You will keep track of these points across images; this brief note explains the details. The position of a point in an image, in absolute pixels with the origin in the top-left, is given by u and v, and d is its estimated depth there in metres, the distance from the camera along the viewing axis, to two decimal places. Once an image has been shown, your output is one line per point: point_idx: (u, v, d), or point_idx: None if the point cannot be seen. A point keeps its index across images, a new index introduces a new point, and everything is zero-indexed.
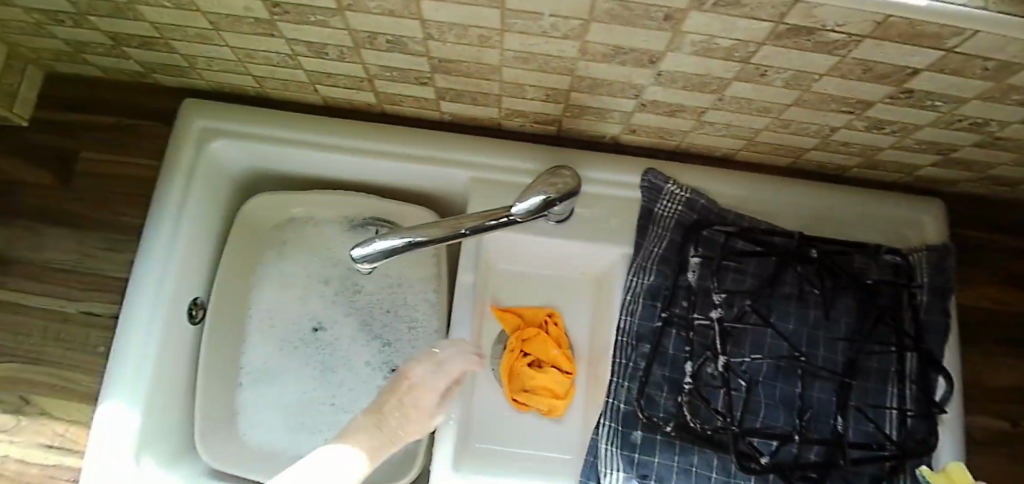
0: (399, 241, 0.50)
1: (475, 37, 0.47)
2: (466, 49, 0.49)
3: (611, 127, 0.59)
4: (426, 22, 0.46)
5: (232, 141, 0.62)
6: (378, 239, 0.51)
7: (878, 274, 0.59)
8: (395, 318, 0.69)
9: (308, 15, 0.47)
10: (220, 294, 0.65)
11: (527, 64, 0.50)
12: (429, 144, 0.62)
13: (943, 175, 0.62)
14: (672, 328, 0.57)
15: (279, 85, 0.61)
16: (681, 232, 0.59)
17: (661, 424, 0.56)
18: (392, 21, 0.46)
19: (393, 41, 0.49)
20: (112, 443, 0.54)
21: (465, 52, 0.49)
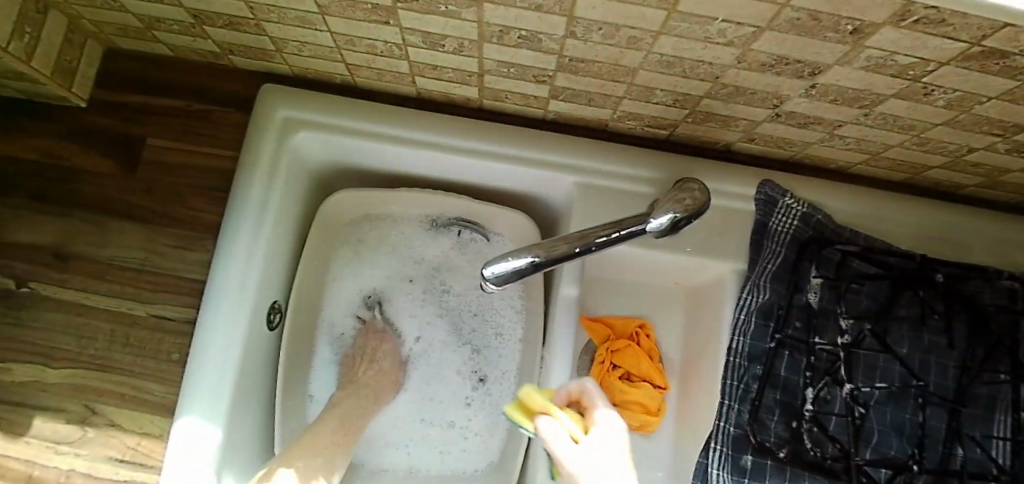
0: (526, 259, 0.45)
1: (625, 38, 0.42)
2: (607, 50, 0.44)
3: (730, 135, 0.56)
4: (574, 20, 0.41)
5: (316, 133, 0.57)
6: (501, 257, 0.45)
7: (994, 297, 0.55)
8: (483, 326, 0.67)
9: (438, 4, 0.42)
10: (299, 297, 0.61)
11: (670, 68, 0.46)
12: (531, 144, 0.57)
13: None
14: (786, 350, 0.55)
15: (374, 74, 0.56)
16: (798, 250, 0.56)
17: (774, 449, 0.54)
18: (534, 16, 0.41)
19: (526, 37, 0.44)
20: (185, 459, 0.49)
21: (604, 53, 0.45)
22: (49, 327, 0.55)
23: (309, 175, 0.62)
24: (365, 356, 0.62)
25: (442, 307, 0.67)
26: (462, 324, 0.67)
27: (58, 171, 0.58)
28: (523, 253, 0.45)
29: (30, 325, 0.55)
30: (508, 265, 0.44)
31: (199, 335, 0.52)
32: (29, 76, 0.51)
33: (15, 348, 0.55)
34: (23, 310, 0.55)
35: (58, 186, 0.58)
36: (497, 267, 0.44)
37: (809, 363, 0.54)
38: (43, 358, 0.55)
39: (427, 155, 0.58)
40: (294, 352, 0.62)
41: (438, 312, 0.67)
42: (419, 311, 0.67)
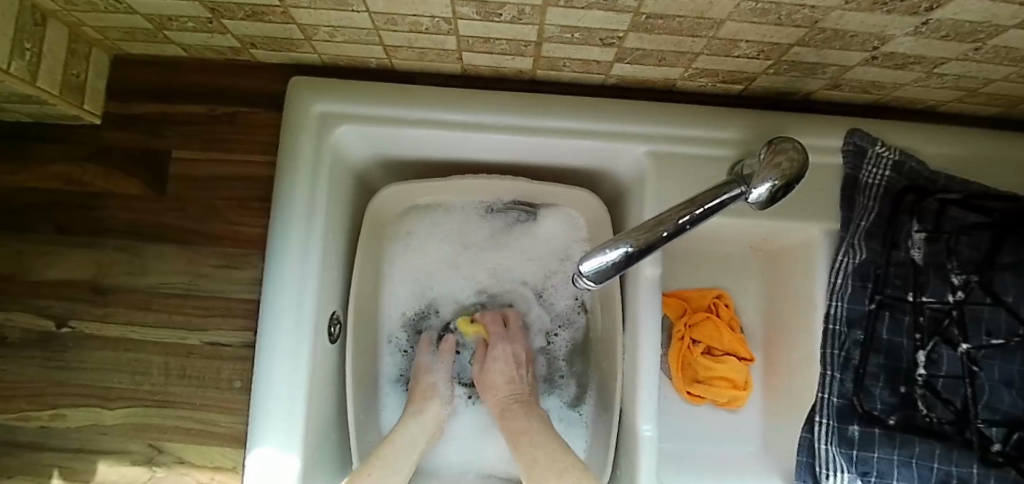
0: (620, 252, 0.38)
1: None
2: (693, 2, 0.38)
3: (812, 83, 0.51)
4: None
5: (358, 127, 0.52)
6: (590, 253, 0.38)
7: None
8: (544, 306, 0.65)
9: None
10: (358, 305, 0.57)
11: (761, 17, 0.39)
12: (595, 114, 0.52)
13: None
14: (886, 311, 0.51)
15: (415, 54, 0.50)
16: (893, 202, 0.52)
17: (883, 417, 0.51)
18: None
19: None
20: None
21: (688, 7, 0.38)
22: (96, 366, 0.52)
23: (351, 174, 0.57)
24: (422, 379, 0.59)
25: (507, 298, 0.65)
26: (530, 313, 0.66)
27: (80, 196, 0.54)
28: (618, 241, 0.38)
29: (76, 367, 0.52)
30: (606, 258, 0.37)
31: (262, 358, 0.49)
32: (38, 97, 0.46)
33: (67, 392, 0.52)
34: (68, 352, 0.53)
35: (84, 213, 0.54)
36: (596, 259, 0.38)
37: (914, 323, 0.51)
38: (98, 400, 0.52)
39: (482, 137, 0.53)
40: (359, 363, 0.58)
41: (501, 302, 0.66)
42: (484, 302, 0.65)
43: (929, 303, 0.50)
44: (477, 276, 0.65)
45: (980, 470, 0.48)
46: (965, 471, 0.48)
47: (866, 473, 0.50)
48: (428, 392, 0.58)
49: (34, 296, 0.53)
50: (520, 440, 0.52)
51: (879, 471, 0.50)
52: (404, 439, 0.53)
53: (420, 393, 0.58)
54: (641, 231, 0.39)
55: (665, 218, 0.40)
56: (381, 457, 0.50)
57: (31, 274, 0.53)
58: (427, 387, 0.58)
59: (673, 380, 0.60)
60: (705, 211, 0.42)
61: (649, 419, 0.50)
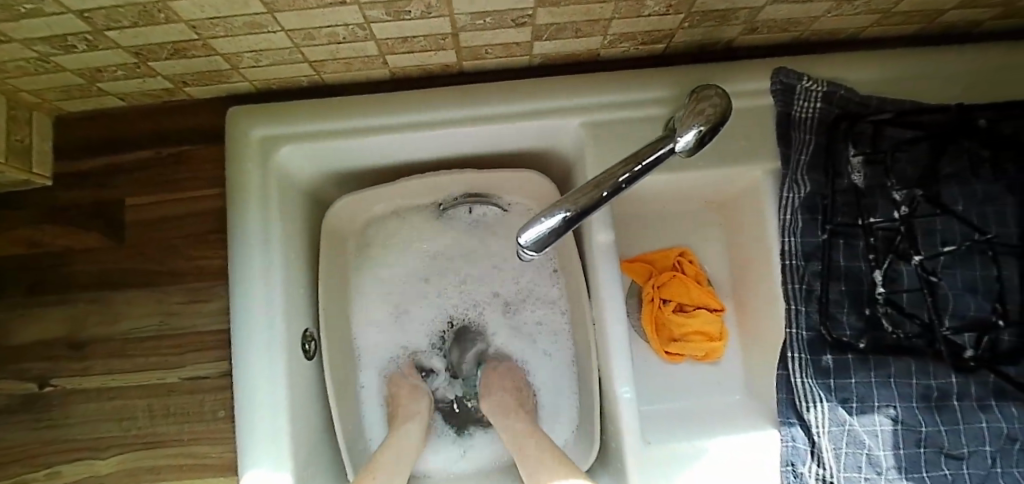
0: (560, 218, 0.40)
1: None
2: None
3: (730, 30, 0.52)
4: None
5: (300, 145, 0.53)
6: (533, 218, 0.40)
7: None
8: (514, 293, 0.65)
9: None
10: (327, 319, 0.58)
11: None
12: (525, 95, 0.53)
13: None
14: (840, 240, 0.52)
15: (342, 66, 0.51)
16: (829, 132, 0.53)
17: (852, 342, 0.51)
18: None
19: None
20: None
21: None
22: (84, 419, 0.53)
23: (302, 192, 0.58)
24: (402, 386, 0.60)
25: (486, 302, 0.65)
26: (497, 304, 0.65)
27: (44, 257, 0.55)
28: (555, 208, 0.39)
29: (64, 422, 0.53)
30: (541, 227, 0.39)
31: (241, 386, 0.49)
32: None
33: (59, 448, 0.53)
34: (54, 410, 0.53)
35: (50, 273, 0.55)
36: (532, 230, 0.40)
37: (868, 245, 0.51)
38: (90, 451, 0.53)
39: (422, 135, 0.54)
40: (338, 376, 0.59)
41: (478, 310, 0.65)
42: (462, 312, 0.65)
43: (879, 223, 0.51)
44: (453, 281, 0.65)
45: (957, 378, 0.50)
46: (943, 382, 0.51)
47: (847, 399, 0.51)
48: (414, 392, 0.60)
49: (12, 361, 0.54)
50: (526, 445, 0.52)
51: (859, 395, 0.51)
52: (400, 436, 0.54)
53: (408, 395, 0.59)
54: (576, 196, 0.40)
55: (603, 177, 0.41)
56: (387, 455, 0.51)
57: (8, 341, 0.54)
58: (411, 391, 0.60)
59: (650, 341, 0.60)
60: (643, 167, 0.43)
61: (625, 381, 0.51)
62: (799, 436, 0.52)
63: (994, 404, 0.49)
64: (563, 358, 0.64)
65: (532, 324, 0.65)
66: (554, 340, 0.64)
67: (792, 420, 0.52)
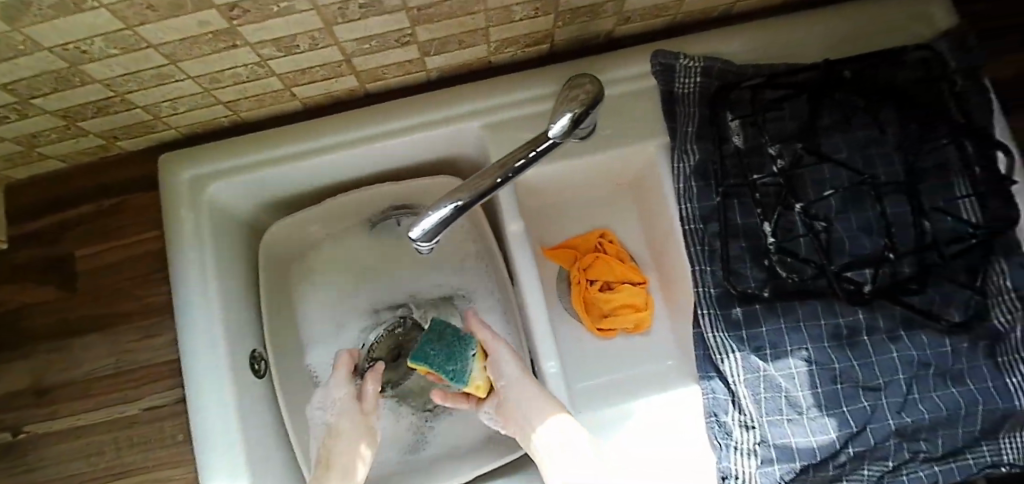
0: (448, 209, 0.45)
1: None
2: None
3: (605, 23, 0.56)
4: None
5: (226, 180, 0.57)
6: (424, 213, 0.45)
7: (909, 74, 0.58)
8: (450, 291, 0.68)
9: (270, 5, 0.42)
10: (273, 338, 0.61)
11: None
12: (426, 107, 0.57)
13: None
14: (733, 199, 0.55)
15: (254, 103, 0.56)
16: (710, 102, 0.57)
17: (758, 293, 0.55)
18: None
19: (367, 4, 0.45)
20: None
21: None
22: (54, 461, 0.57)
23: (238, 223, 0.62)
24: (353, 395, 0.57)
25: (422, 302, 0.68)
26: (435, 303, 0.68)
27: (7, 315, 0.60)
28: (445, 202, 0.45)
29: (36, 467, 0.57)
30: (430, 220, 0.44)
31: (196, 408, 0.52)
32: None
33: None
34: (27, 455, 0.57)
35: (13, 329, 0.59)
36: (421, 225, 0.45)
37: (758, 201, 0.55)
38: None
39: (339, 156, 0.58)
40: (290, 392, 0.62)
41: (417, 311, 0.67)
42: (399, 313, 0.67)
43: (763, 179, 0.54)
44: (388, 287, 0.68)
45: (864, 313, 0.55)
46: (852, 319, 0.55)
47: (760, 348, 0.54)
48: (370, 405, 0.56)
49: None
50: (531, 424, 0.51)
51: (770, 343, 0.54)
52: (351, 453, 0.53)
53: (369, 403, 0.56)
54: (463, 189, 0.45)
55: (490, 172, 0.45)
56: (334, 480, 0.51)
57: None
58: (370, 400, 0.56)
59: (583, 322, 0.63)
60: (534, 155, 0.45)
61: (550, 356, 0.55)
62: (718, 388, 0.54)
63: (903, 335, 0.55)
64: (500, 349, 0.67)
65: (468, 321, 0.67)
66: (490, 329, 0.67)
67: (710, 373, 0.55)
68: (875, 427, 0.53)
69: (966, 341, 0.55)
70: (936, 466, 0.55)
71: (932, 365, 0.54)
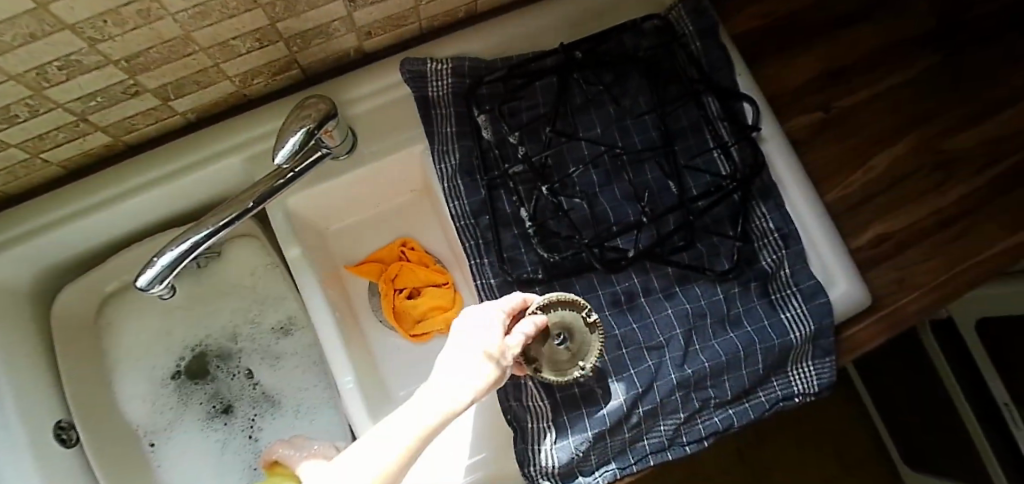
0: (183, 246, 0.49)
1: (135, 17, 0.41)
2: (141, 35, 0.44)
3: (346, 41, 0.57)
4: (74, 28, 0.40)
5: (1, 265, 0.55)
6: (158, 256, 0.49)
7: (648, 43, 0.60)
8: (259, 314, 0.70)
9: None
10: (76, 403, 0.61)
11: (211, 18, 0.45)
12: (188, 150, 0.57)
13: None
14: (498, 190, 0.57)
15: (7, 177, 0.55)
16: (463, 101, 0.58)
17: (534, 276, 0.56)
18: (40, 45, 0.41)
19: (65, 64, 0.44)
20: None
21: (145, 38, 0.44)
22: None
23: (28, 299, 0.61)
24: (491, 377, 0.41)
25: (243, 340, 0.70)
26: (245, 327, 0.70)
27: None
28: (181, 239, 0.49)
29: None
30: (171, 253, 0.49)
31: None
32: None
33: None
34: None
35: None
36: (162, 259, 0.49)
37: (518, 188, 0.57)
38: None
39: (113, 212, 0.58)
40: (109, 450, 0.61)
41: (231, 338, 0.70)
42: (211, 345, 0.70)
43: (515, 169, 0.57)
44: (203, 324, 0.70)
45: (638, 277, 0.57)
46: (628, 285, 0.57)
47: None
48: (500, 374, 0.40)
49: None
50: None
51: None
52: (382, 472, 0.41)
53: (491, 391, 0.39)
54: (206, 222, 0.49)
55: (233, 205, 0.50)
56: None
57: None
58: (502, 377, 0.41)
59: (398, 331, 0.64)
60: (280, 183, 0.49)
61: (346, 371, 0.55)
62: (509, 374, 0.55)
63: (677, 290, 0.57)
64: (313, 356, 0.69)
65: (278, 337, 0.70)
66: (310, 355, 0.69)
67: None
68: (660, 383, 0.54)
69: (738, 286, 0.58)
70: (730, 408, 0.57)
71: (707, 314, 0.57)
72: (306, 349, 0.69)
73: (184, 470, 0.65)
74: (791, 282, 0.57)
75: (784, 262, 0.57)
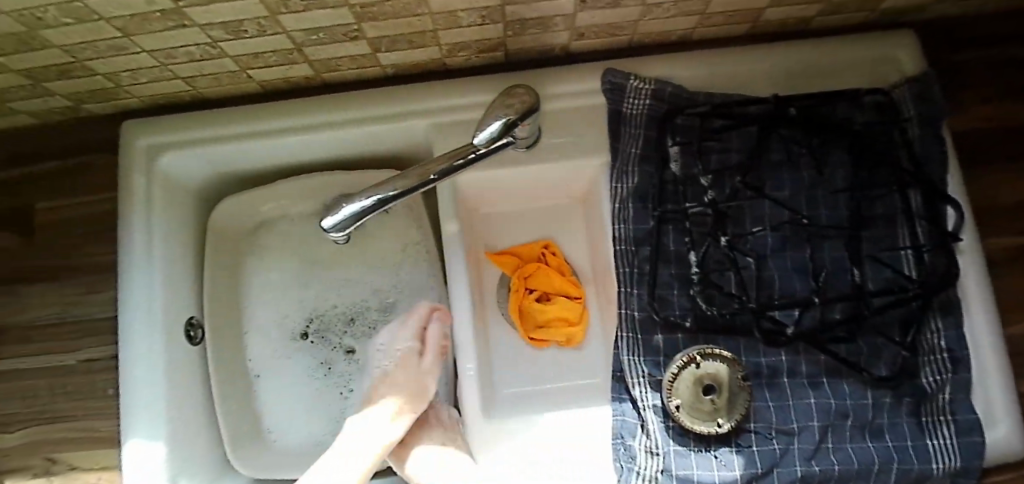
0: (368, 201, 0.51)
1: None
2: None
3: (558, 37, 0.57)
4: None
5: (180, 153, 0.59)
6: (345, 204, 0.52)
7: (864, 118, 0.57)
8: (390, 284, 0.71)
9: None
10: (209, 304, 0.66)
11: None
12: (377, 102, 0.59)
13: (894, 5, 0.58)
14: (668, 225, 0.56)
15: (211, 81, 0.58)
16: (657, 125, 0.57)
17: (681, 322, 0.55)
18: None
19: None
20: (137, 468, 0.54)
21: None
22: None
23: (192, 193, 0.65)
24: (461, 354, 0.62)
25: (367, 311, 0.71)
26: (372, 292, 0.71)
27: None
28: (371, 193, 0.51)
29: None
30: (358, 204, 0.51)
31: (127, 353, 0.55)
32: None
33: None
34: None
35: None
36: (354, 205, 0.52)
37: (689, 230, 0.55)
38: None
39: (293, 140, 0.60)
40: (224, 357, 0.66)
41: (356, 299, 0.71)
42: (335, 297, 0.71)
43: (694, 209, 0.55)
44: (332, 271, 0.72)
45: (786, 356, 0.55)
46: (773, 360, 0.55)
47: None
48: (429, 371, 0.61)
49: None
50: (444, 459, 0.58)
51: None
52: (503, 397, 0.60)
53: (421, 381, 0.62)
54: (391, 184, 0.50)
55: (417, 175, 0.49)
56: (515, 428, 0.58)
57: None
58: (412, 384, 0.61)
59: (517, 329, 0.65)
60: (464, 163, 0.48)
61: (469, 358, 0.57)
62: (628, 410, 0.54)
63: (824, 381, 0.54)
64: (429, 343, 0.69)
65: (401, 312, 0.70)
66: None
67: (622, 395, 0.54)
68: (783, 470, 0.51)
69: (890, 396, 0.54)
70: None
71: (849, 416, 0.53)
72: (424, 336, 0.69)
73: (281, 407, 0.69)
74: (948, 409, 0.53)
75: (947, 387, 0.53)
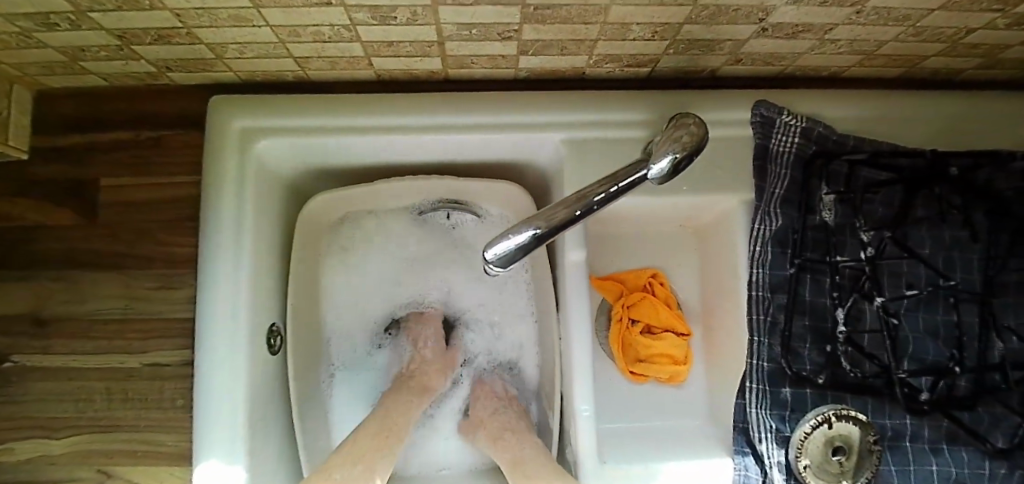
0: (524, 236, 0.39)
1: None
2: None
3: (714, 60, 0.53)
4: None
5: (279, 141, 0.52)
6: (499, 238, 0.39)
7: (1009, 182, 0.53)
8: (488, 298, 0.70)
9: None
10: (296, 311, 0.61)
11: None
12: (509, 108, 0.53)
13: None
14: (806, 274, 0.53)
15: (326, 63, 0.51)
16: (804, 168, 0.53)
17: (812, 377, 0.52)
18: None
19: None
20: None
21: None
22: (42, 397, 0.54)
23: (280, 183, 0.59)
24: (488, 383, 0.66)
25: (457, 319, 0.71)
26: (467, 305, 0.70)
27: (14, 230, 0.56)
28: (524, 226, 0.39)
29: (19, 399, 0.54)
30: (507, 245, 0.38)
31: (206, 359, 0.50)
32: None
33: (15, 425, 0.54)
34: (10, 386, 0.54)
35: (18, 245, 0.55)
36: (496, 248, 0.39)
37: (834, 283, 0.52)
38: (45, 430, 0.54)
39: (407, 139, 0.54)
40: (302, 363, 0.62)
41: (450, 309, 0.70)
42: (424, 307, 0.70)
43: (846, 263, 0.52)
44: (423, 279, 0.69)
45: (911, 420, 0.52)
46: (898, 423, 0.52)
47: None
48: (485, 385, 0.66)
49: None
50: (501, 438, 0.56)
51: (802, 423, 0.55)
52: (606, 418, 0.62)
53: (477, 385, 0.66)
54: (543, 215, 0.39)
55: (562, 206, 0.40)
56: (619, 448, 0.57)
57: None
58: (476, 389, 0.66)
59: (616, 360, 0.63)
60: (616, 190, 0.42)
61: (585, 399, 0.53)
62: (751, 466, 0.54)
63: (946, 448, 0.51)
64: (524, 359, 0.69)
65: (494, 327, 0.70)
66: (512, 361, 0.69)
67: (745, 449, 0.54)
68: None
69: (1005, 467, 0.50)
70: None
71: None
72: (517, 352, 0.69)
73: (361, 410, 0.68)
74: None
75: None
